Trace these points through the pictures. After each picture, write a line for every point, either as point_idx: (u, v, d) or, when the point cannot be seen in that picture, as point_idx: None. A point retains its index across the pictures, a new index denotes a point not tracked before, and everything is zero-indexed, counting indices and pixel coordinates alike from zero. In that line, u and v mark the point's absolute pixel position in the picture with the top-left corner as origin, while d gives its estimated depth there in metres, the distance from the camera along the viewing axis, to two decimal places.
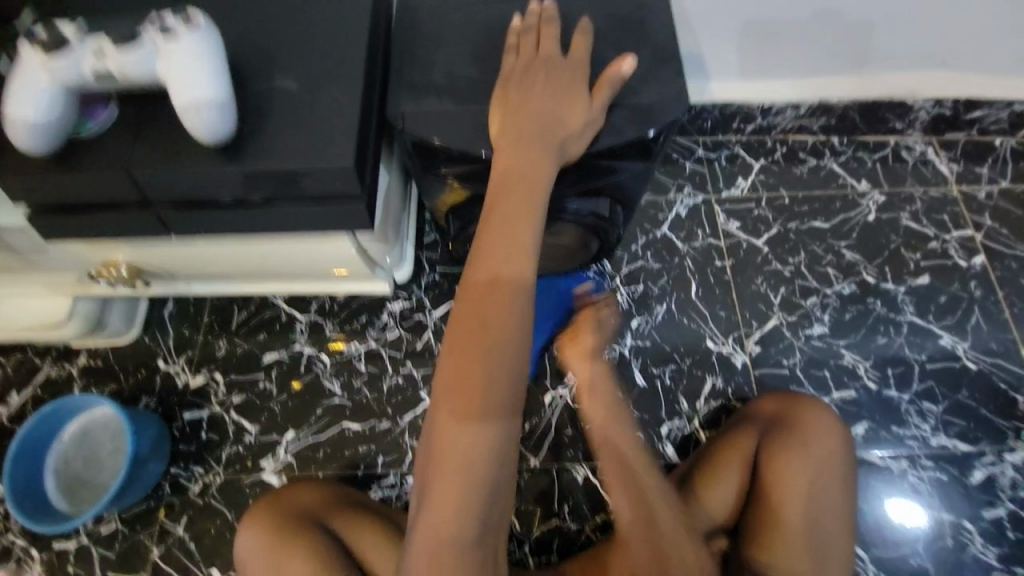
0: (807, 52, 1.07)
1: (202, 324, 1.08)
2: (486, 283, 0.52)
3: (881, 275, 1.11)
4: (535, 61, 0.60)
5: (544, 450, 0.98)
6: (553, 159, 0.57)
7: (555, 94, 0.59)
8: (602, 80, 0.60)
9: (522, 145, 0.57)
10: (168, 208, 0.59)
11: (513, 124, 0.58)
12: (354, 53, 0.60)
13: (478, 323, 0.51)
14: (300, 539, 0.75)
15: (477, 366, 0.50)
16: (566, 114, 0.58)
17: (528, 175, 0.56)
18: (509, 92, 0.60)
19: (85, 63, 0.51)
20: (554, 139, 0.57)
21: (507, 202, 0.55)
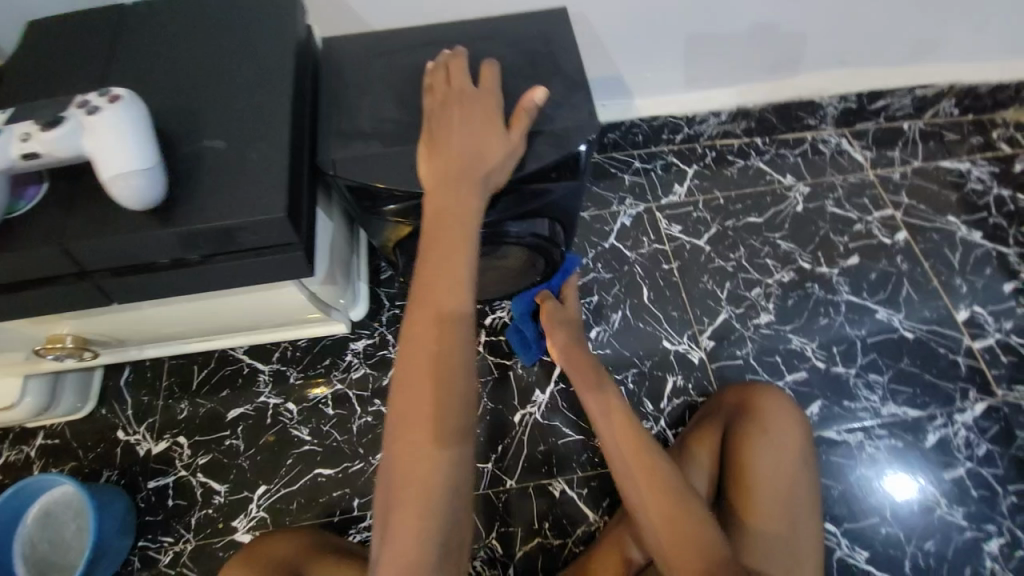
0: (719, 65, 1.16)
1: (161, 389, 1.07)
2: (426, 330, 0.52)
3: (816, 260, 1.18)
4: (451, 103, 0.64)
5: (518, 469, 0.99)
6: (479, 193, 0.60)
7: (475, 133, 0.62)
8: (519, 115, 0.65)
9: (448, 178, 0.59)
10: (108, 276, 0.60)
11: (440, 162, 0.61)
12: (280, 111, 0.63)
13: (425, 368, 0.51)
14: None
15: (426, 390, 0.50)
16: (487, 149, 0.62)
17: (453, 212, 0.57)
18: (433, 136, 0.63)
19: (11, 148, 0.53)
20: (478, 170, 0.60)
21: (437, 243, 0.56)
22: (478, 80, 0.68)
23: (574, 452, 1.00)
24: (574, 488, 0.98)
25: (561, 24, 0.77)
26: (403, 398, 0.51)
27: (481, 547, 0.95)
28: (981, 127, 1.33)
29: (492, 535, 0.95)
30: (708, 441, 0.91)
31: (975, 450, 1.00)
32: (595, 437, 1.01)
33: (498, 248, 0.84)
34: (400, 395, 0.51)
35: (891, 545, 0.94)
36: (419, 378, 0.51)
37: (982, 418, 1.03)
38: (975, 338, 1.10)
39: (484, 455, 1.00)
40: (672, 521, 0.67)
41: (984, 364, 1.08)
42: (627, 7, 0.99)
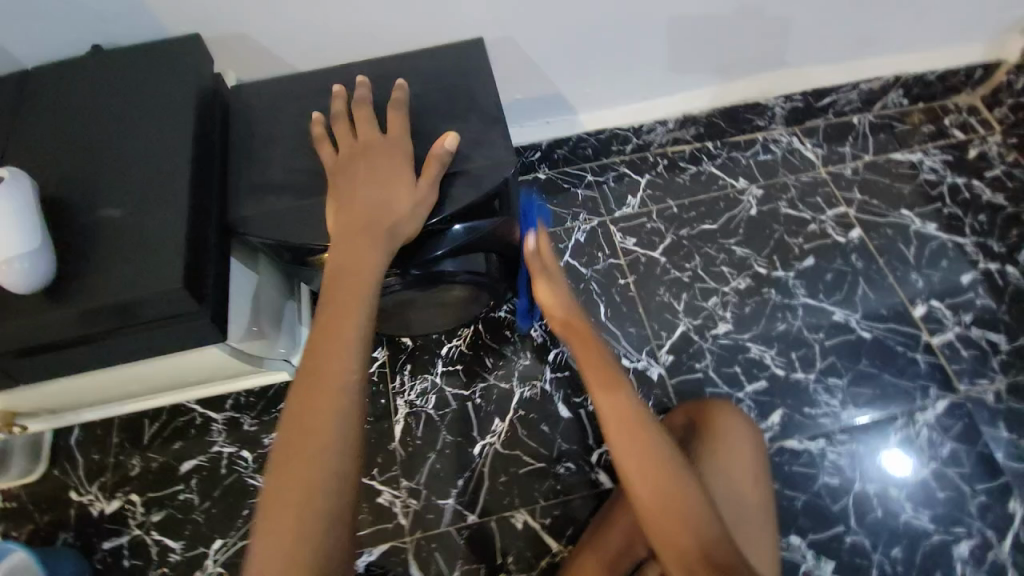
0: (660, 75, 1.14)
1: (113, 445, 1.04)
2: (307, 397, 0.52)
3: (771, 264, 1.18)
4: (358, 155, 0.63)
5: (480, 503, 0.97)
6: (382, 248, 0.58)
7: (382, 183, 0.61)
8: (428, 159, 0.64)
9: (350, 237, 0.59)
10: (8, 358, 0.58)
11: (344, 220, 0.60)
12: (180, 172, 0.61)
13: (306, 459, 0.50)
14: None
15: (302, 459, 0.50)
16: (393, 200, 0.61)
17: (347, 282, 0.56)
18: (340, 189, 0.62)
19: None
20: (383, 225, 0.59)
21: (330, 318, 0.55)
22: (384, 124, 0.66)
23: (535, 481, 0.98)
24: (536, 518, 0.96)
25: (479, 56, 0.76)
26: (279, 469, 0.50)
27: None
28: (931, 116, 1.33)
29: (455, 574, 0.93)
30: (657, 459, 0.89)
31: (938, 449, 1.00)
32: (556, 464, 0.99)
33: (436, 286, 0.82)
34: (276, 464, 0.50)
35: (857, 553, 0.94)
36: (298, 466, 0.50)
37: (944, 416, 1.02)
38: (933, 334, 1.10)
39: (444, 491, 0.98)
40: (676, 535, 0.65)
41: (943, 359, 1.07)
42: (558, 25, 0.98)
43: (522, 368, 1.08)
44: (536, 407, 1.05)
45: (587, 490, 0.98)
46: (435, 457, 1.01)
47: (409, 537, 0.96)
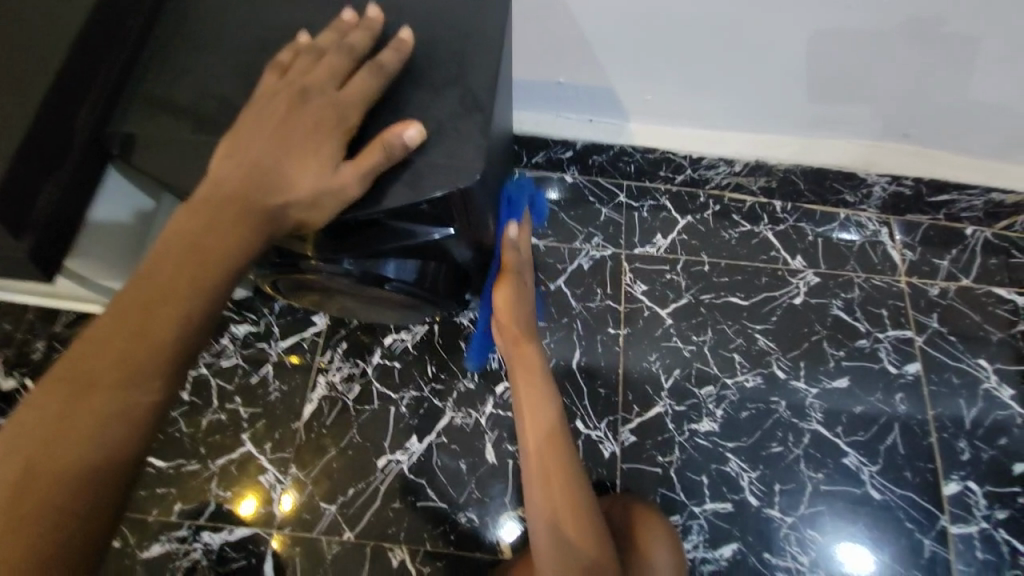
0: (741, 105, 0.90)
1: (25, 321, 0.97)
2: (99, 352, 0.39)
3: (794, 371, 0.96)
4: (289, 96, 0.47)
5: (362, 523, 0.86)
6: (250, 225, 0.44)
7: (295, 143, 0.46)
8: (371, 144, 0.47)
9: (220, 200, 0.44)
10: None
11: (221, 174, 0.45)
12: (49, 52, 0.47)
13: (35, 454, 0.37)
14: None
15: (58, 428, 0.38)
16: (294, 174, 0.45)
17: (205, 232, 0.43)
18: (244, 127, 0.47)
19: None
20: (267, 203, 0.45)
21: (151, 283, 0.41)
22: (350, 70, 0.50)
23: (428, 521, 0.86)
24: (415, 563, 0.84)
25: (496, 16, 0.57)
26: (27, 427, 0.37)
27: None
28: None
29: None
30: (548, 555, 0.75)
31: None
32: (457, 510, 0.87)
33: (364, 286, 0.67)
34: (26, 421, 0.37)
35: None
36: (23, 453, 0.37)
37: None
38: (953, 521, 0.88)
39: (330, 495, 0.87)
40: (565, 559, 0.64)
41: (950, 554, 0.86)
42: (631, 4, 0.75)
43: (463, 391, 0.94)
44: (462, 439, 0.91)
45: (481, 552, 0.85)
46: (334, 454, 0.90)
47: (276, 531, 0.86)
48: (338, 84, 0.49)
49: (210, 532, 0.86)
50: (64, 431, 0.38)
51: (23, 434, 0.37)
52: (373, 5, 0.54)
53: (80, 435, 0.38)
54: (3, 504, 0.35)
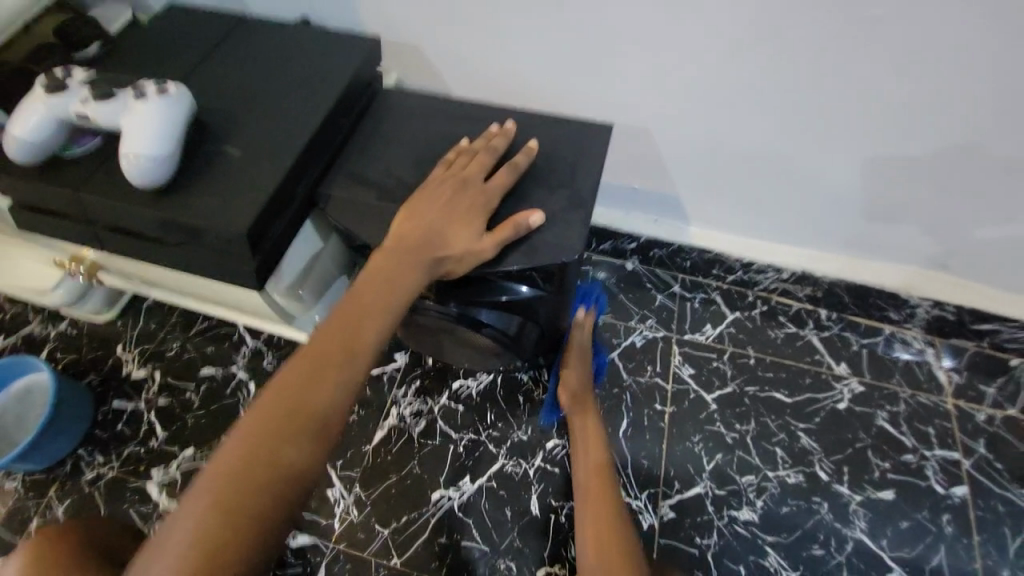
0: (789, 222, 1.05)
1: (168, 324, 1.19)
2: (348, 318, 0.58)
3: (837, 474, 0.99)
4: (453, 183, 0.66)
5: (411, 550, 0.92)
6: (421, 268, 0.61)
7: (451, 217, 0.63)
8: (505, 222, 0.65)
9: (406, 246, 0.61)
10: (107, 230, 0.67)
11: (403, 231, 0.63)
12: (300, 139, 0.69)
13: (305, 380, 0.53)
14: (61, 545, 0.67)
15: (320, 364, 0.55)
16: (452, 236, 0.63)
17: (411, 248, 0.61)
18: (418, 201, 0.65)
19: (74, 107, 0.62)
20: (431, 254, 0.62)
21: (381, 275, 0.60)
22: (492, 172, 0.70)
23: (471, 561, 0.91)
24: None
25: (600, 142, 0.76)
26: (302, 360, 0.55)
27: None
28: None
29: None
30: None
31: None
32: (498, 555, 0.92)
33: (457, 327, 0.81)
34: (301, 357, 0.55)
35: None
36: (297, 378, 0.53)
37: None
38: None
39: (385, 518, 0.95)
40: None
41: None
42: (699, 140, 0.96)
43: (516, 441, 1.03)
44: (510, 486, 0.98)
45: None
46: (394, 480, 0.99)
47: (333, 544, 0.94)
48: (486, 177, 0.68)
49: None
50: (321, 369, 0.54)
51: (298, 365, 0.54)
52: (510, 122, 0.74)
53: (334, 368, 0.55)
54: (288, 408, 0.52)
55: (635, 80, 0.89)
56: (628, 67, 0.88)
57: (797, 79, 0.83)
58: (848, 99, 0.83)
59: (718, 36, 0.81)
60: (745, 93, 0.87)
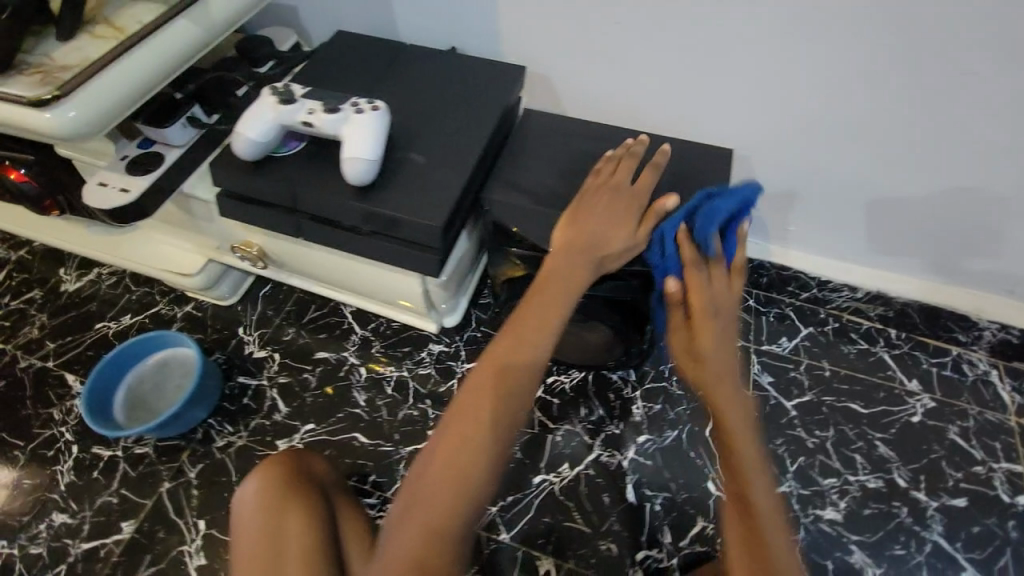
0: (863, 245, 1.16)
1: (282, 311, 1.30)
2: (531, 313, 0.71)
3: (914, 482, 1.06)
4: (607, 190, 0.78)
5: (517, 528, 1.01)
6: (590, 269, 0.74)
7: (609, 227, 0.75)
8: (651, 214, 0.77)
9: (576, 247, 0.74)
10: (309, 219, 0.78)
11: (571, 232, 0.75)
12: (474, 149, 0.80)
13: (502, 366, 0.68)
14: (308, 489, 0.91)
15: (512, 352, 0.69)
16: (612, 235, 0.75)
17: (580, 250, 0.74)
18: (576, 215, 0.76)
19: (299, 116, 0.74)
20: (598, 253, 0.74)
21: (558, 275, 0.73)
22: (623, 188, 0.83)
23: (574, 541, 0.99)
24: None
25: (722, 165, 0.87)
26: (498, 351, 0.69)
27: None
28: None
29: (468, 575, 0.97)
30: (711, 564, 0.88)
31: None
32: (600, 537, 0.99)
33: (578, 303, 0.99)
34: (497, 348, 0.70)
35: None
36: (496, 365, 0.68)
37: None
38: None
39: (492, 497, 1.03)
40: None
41: None
42: (794, 167, 1.07)
43: (610, 434, 1.11)
44: (607, 475, 1.06)
45: None
46: None
47: None
48: (630, 183, 0.80)
49: None
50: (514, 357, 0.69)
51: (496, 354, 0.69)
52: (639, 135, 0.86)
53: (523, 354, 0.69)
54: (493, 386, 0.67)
55: (742, 112, 1.00)
56: (737, 101, 1.00)
57: (891, 119, 0.94)
58: (935, 139, 0.95)
59: (823, 79, 0.93)
60: (839, 128, 0.98)
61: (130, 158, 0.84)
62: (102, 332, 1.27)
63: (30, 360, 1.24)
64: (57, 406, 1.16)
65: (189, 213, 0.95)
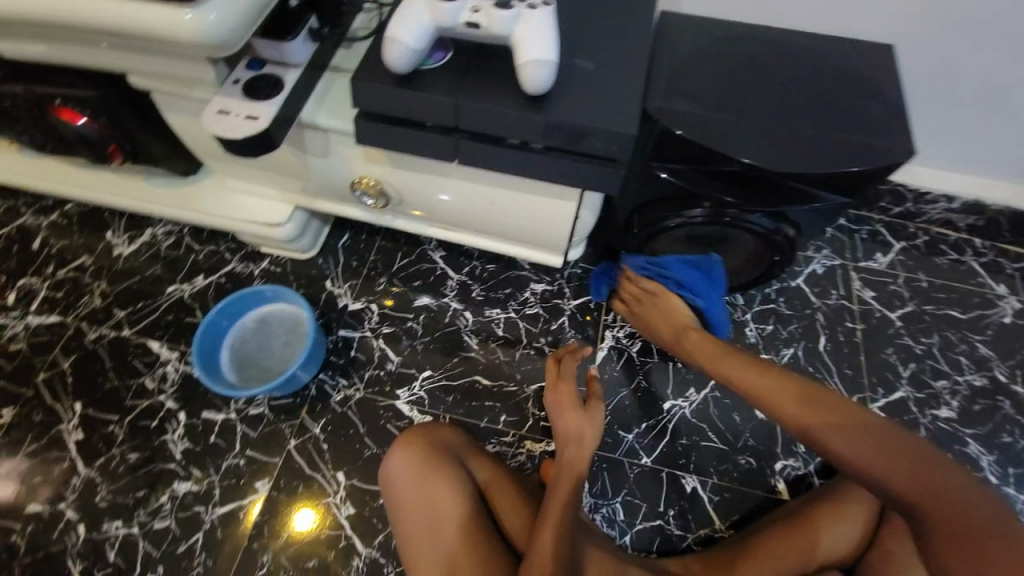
0: (988, 151, 1.11)
1: (368, 261, 1.21)
2: (568, 376, 0.88)
3: (1015, 377, 1.12)
4: (663, 313, 0.95)
5: (657, 451, 1.02)
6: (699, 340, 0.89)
7: (569, 417, 0.83)
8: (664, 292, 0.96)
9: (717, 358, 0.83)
10: (470, 139, 0.71)
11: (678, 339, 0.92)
12: (642, 49, 0.72)
13: (563, 408, 0.84)
14: (460, 475, 0.83)
15: (571, 397, 0.85)
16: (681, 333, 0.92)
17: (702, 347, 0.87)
18: (558, 377, 0.88)
19: (462, 15, 0.65)
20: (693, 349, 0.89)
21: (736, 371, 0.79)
22: (796, 92, 0.79)
23: (712, 458, 1.02)
24: (705, 491, 1.00)
25: (881, 62, 0.83)
26: (559, 402, 0.85)
27: (602, 504, 0.99)
28: None
29: (616, 499, 0.99)
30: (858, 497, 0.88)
31: None
32: (737, 452, 1.03)
33: (717, 225, 0.91)
34: (557, 401, 0.85)
35: None
36: (561, 410, 0.84)
37: None
38: None
39: (627, 425, 1.04)
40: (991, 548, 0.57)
41: None
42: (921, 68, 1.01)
43: None
44: (733, 395, 1.07)
45: (762, 490, 1.00)
46: (626, 394, 1.07)
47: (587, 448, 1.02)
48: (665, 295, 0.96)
49: (531, 441, 1.05)
50: (573, 398, 0.85)
51: (561, 403, 0.85)
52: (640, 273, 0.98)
53: (573, 397, 0.85)
54: (568, 423, 0.83)
55: None
56: None
57: None
58: None
59: None
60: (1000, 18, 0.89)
61: (244, 82, 0.73)
62: (176, 296, 1.17)
63: (101, 331, 1.13)
64: (147, 376, 1.08)
65: (300, 150, 0.85)
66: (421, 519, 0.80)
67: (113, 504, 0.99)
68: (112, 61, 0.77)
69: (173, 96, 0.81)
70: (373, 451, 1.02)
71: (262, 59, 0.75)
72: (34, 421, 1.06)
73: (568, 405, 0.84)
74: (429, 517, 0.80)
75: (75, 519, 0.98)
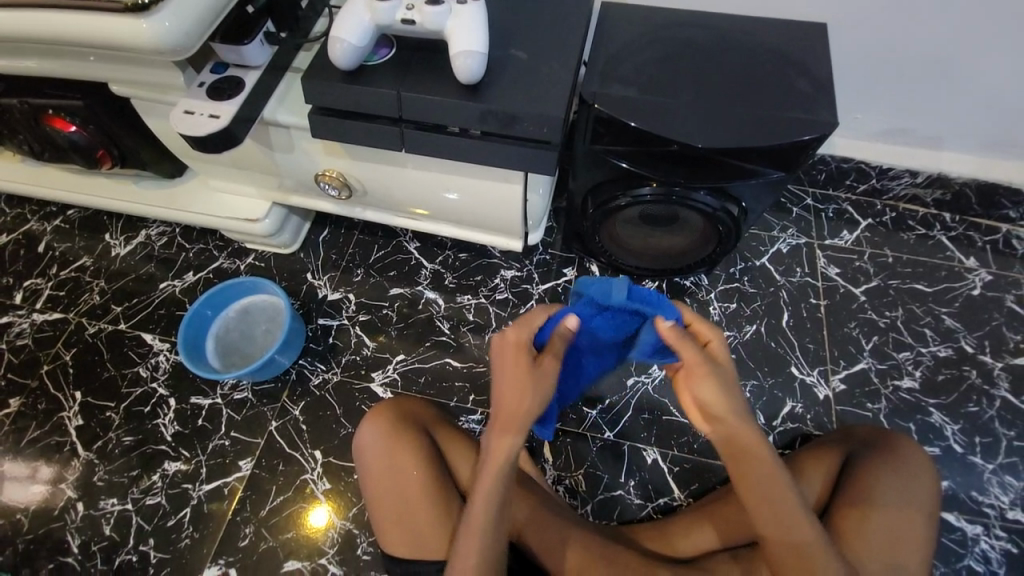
0: (944, 126, 1.12)
1: (347, 253, 1.27)
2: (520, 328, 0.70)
3: (980, 347, 1.14)
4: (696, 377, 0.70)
5: (620, 426, 1.06)
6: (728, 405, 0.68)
7: (510, 395, 0.66)
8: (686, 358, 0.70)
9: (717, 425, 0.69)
10: (414, 128, 0.77)
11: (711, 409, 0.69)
12: (573, 37, 0.77)
13: (506, 387, 0.67)
14: (423, 448, 0.87)
15: (517, 372, 0.66)
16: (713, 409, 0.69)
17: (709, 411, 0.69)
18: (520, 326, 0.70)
19: (398, 13, 0.71)
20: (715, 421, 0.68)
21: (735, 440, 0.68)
22: (728, 72, 0.82)
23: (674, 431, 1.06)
24: (666, 462, 1.03)
25: (813, 40, 0.86)
26: (506, 376, 0.67)
27: (566, 477, 1.03)
28: None
29: (579, 471, 1.03)
30: (818, 472, 0.89)
31: None
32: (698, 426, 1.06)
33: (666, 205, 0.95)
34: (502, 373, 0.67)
35: None
36: (503, 390, 0.67)
37: None
38: None
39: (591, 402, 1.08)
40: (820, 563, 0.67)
41: None
42: None
43: None
44: None
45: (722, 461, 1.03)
46: None
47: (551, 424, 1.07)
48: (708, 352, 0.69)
49: None
50: (517, 377, 0.66)
51: (507, 377, 0.67)
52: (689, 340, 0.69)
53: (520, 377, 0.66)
54: (505, 404, 0.67)
55: None
56: None
57: None
58: None
59: None
60: None
61: (208, 84, 0.80)
62: (168, 291, 1.24)
63: (99, 326, 1.21)
64: (141, 365, 1.16)
65: (267, 146, 0.91)
66: (386, 489, 0.85)
67: (110, 484, 1.06)
68: (91, 70, 0.84)
69: (147, 101, 0.87)
70: (349, 430, 1.08)
71: (225, 62, 0.81)
72: (37, 410, 1.14)
73: (515, 384, 0.66)
74: (393, 487, 0.85)
75: (73, 499, 1.06)
